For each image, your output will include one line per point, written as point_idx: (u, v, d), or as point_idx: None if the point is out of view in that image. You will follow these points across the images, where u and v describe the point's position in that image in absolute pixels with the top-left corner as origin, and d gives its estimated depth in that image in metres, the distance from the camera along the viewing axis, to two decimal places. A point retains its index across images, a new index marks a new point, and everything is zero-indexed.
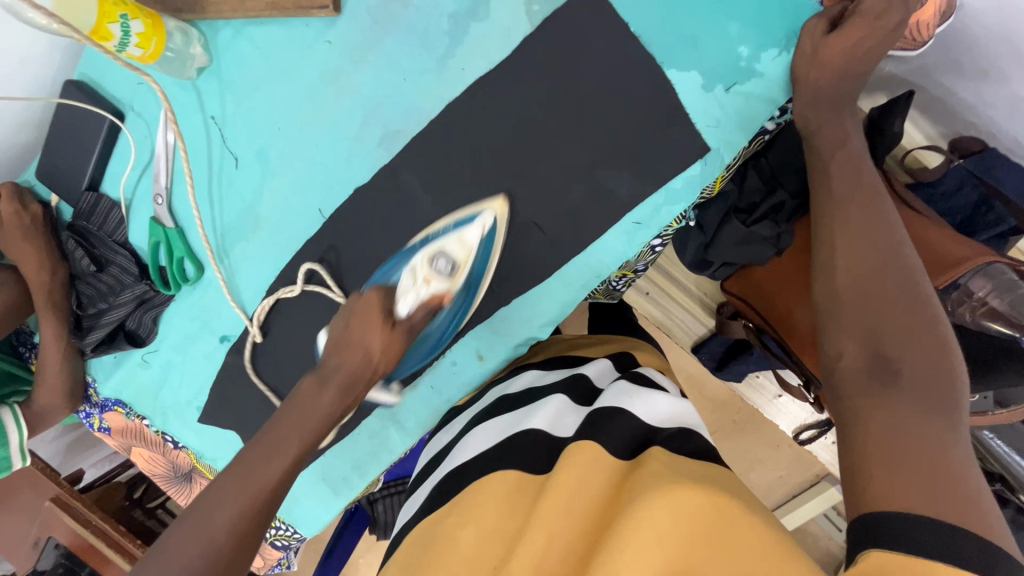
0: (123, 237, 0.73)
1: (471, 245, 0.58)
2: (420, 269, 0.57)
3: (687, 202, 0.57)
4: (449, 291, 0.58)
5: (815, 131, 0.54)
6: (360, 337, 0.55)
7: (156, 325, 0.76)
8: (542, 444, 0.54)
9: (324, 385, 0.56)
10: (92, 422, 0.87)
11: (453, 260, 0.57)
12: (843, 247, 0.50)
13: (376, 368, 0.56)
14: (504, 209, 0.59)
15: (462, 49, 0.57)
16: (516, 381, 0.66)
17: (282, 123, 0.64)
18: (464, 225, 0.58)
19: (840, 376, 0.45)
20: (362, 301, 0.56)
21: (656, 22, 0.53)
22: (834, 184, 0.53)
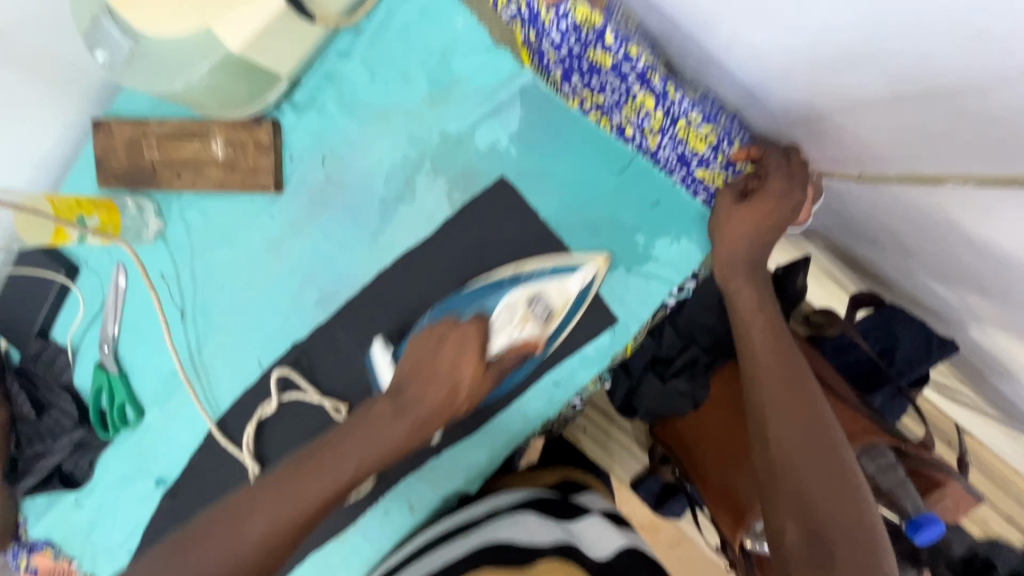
0: (68, 380, 0.75)
1: (569, 295, 0.56)
2: (517, 309, 0.54)
3: (601, 366, 0.60)
4: (540, 339, 0.56)
5: (732, 295, 0.53)
6: (448, 369, 0.52)
7: (92, 468, 0.76)
8: (509, 549, 0.54)
9: (398, 415, 0.52)
10: (19, 561, 0.84)
11: (550, 305, 0.55)
12: (770, 412, 0.47)
13: (459, 405, 0.54)
14: (605, 267, 0.56)
15: (391, 226, 0.62)
16: (478, 505, 0.65)
17: (227, 282, 0.68)
18: (565, 275, 0.56)
19: (781, 558, 0.42)
20: (455, 335, 0.53)
21: (562, 211, 0.58)
22: (756, 341, 0.51)
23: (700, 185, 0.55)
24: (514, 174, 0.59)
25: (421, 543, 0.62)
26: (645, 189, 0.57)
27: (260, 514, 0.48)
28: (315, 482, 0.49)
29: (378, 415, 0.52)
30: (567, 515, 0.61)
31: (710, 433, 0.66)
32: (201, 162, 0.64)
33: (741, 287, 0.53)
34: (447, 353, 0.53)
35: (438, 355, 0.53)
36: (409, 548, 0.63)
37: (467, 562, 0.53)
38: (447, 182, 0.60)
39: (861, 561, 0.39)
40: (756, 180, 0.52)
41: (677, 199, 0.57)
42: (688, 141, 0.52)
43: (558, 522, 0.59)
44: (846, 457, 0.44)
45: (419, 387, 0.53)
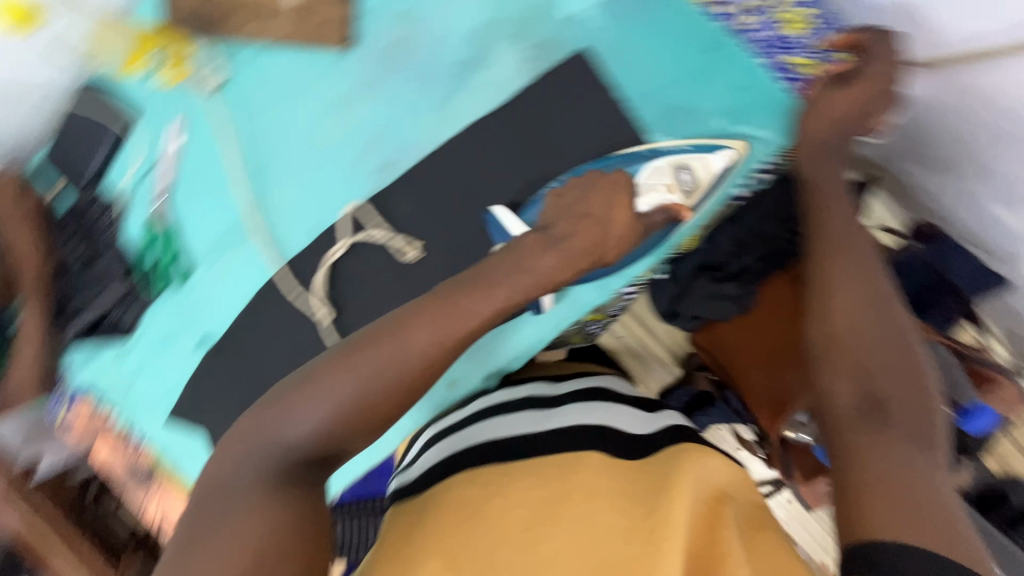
0: (118, 232, 0.76)
1: (714, 172, 0.56)
2: (665, 176, 0.56)
3: (661, 253, 0.60)
4: (685, 207, 0.57)
5: (812, 180, 0.54)
6: (602, 212, 0.55)
7: (138, 322, 0.78)
8: (559, 436, 0.56)
9: (548, 248, 0.55)
10: (56, 412, 0.86)
11: (694, 176, 0.56)
12: (835, 287, 0.48)
13: (609, 248, 0.56)
14: (745, 147, 0.56)
15: (462, 92, 0.61)
16: (519, 388, 0.67)
17: (286, 141, 0.68)
18: (707, 154, 0.56)
19: (830, 415, 0.45)
20: (603, 181, 0.56)
21: (643, 87, 0.57)
22: (829, 223, 0.52)
23: (790, 71, 0.55)
24: (596, 46, 0.57)
25: (460, 421, 0.63)
26: (730, 70, 0.55)
27: (251, 449, 0.47)
28: (418, 336, 0.50)
29: (527, 248, 0.55)
30: (603, 404, 0.63)
31: (756, 337, 0.68)
32: (271, 13, 0.66)
33: (822, 172, 0.54)
34: (602, 189, 0.56)
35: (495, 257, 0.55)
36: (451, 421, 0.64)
37: (527, 441, 0.56)
38: (526, 50, 0.59)
39: (911, 414, 0.43)
40: (858, 65, 0.54)
41: (762, 83, 0.55)
42: (786, 20, 0.55)
43: (598, 413, 0.61)
44: (906, 334, 0.47)
45: (430, 325, 0.50)
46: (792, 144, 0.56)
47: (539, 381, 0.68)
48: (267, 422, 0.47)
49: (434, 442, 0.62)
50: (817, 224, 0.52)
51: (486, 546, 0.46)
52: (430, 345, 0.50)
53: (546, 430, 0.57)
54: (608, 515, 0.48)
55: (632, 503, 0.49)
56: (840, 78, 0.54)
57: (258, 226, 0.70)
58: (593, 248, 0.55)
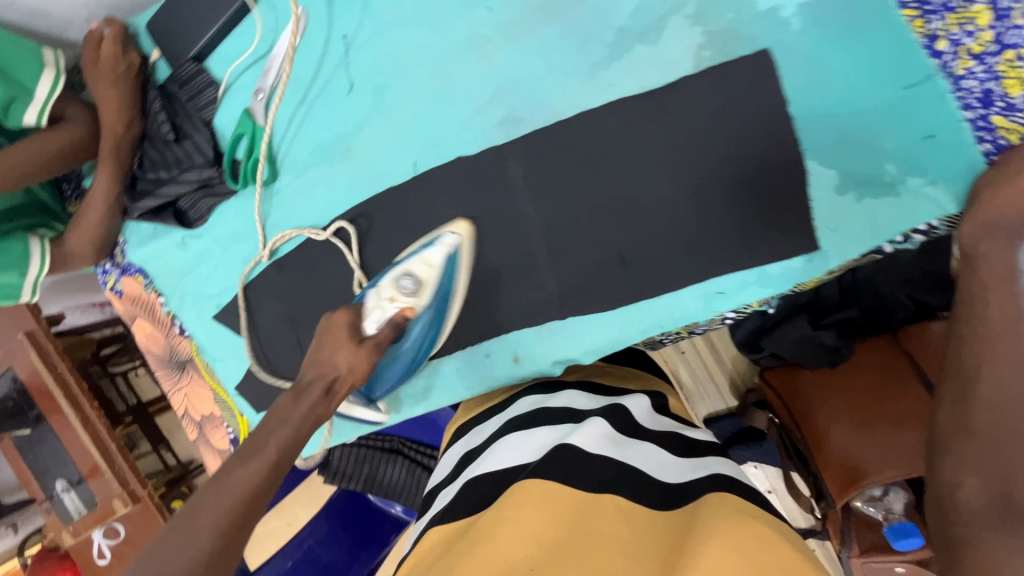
0: (209, 116, 0.72)
1: (435, 265, 0.63)
2: (386, 290, 0.63)
3: (777, 290, 0.57)
4: (414, 306, 0.63)
5: (981, 256, 0.49)
6: (329, 356, 0.62)
7: (209, 213, 0.75)
8: (575, 460, 0.55)
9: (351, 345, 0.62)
10: (107, 280, 0.86)
11: (417, 278, 0.63)
12: (987, 377, 0.47)
13: (351, 379, 0.63)
14: (466, 230, 0.63)
15: (618, 64, 0.56)
16: (555, 398, 0.68)
17: (412, 67, 0.63)
18: (426, 249, 0.63)
19: (956, 505, 0.46)
20: (330, 324, 0.63)
21: (819, 109, 0.52)
22: (992, 304, 0.48)
23: (991, 132, 0.48)
24: (783, 51, 0.52)
25: (507, 426, 0.65)
26: (924, 114, 0.50)
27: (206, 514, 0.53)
28: (271, 433, 0.59)
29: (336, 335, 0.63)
30: (633, 438, 0.61)
31: (827, 393, 0.67)
32: None
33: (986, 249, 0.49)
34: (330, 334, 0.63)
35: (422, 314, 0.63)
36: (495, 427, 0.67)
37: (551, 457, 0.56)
38: (703, 35, 0.53)
39: None
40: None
41: (956, 138, 0.49)
42: (1005, 78, 0.45)
43: (622, 448, 0.59)
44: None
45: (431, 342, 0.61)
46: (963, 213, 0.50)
47: (585, 394, 0.69)
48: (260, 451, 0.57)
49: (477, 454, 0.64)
50: (978, 304, 0.50)
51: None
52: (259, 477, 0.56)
53: (568, 448, 0.57)
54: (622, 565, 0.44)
55: (644, 557, 0.45)
56: None
57: (360, 149, 0.67)
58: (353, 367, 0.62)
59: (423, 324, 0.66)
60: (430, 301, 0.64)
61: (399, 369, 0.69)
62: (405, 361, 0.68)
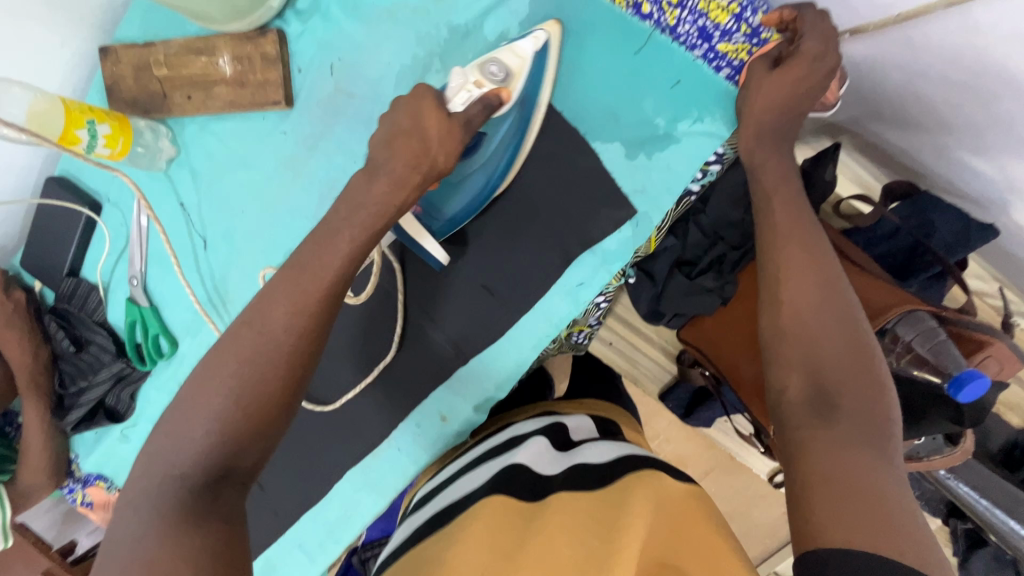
0: (102, 317, 0.77)
1: (526, 55, 0.52)
2: (470, 72, 0.51)
3: (623, 261, 0.59)
4: (504, 94, 0.52)
5: (759, 167, 0.52)
6: (412, 124, 0.49)
7: (134, 400, 0.79)
8: (525, 479, 0.56)
9: (373, 178, 0.50)
10: (75, 497, 0.88)
11: (506, 67, 0.52)
12: (788, 273, 0.46)
13: (434, 161, 0.50)
14: (558, 29, 0.54)
15: None
16: (501, 436, 0.69)
17: (245, 205, 0.68)
18: (514, 40, 0.53)
19: (783, 412, 0.43)
20: (407, 99, 0.50)
21: (576, 99, 0.57)
22: (776, 206, 0.49)
23: (723, 58, 0.53)
24: None
25: (450, 476, 0.64)
26: (660, 68, 0.55)
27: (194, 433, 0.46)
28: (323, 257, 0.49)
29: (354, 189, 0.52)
30: (573, 449, 0.62)
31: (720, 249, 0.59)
32: (210, 81, 0.64)
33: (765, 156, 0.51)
34: (409, 109, 0.49)
35: (423, 100, 0.49)
36: (445, 477, 0.64)
37: (504, 481, 0.55)
38: None
39: (862, 406, 0.40)
40: (793, 44, 0.49)
41: (697, 74, 0.55)
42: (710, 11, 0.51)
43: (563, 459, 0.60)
44: (856, 308, 0.44)
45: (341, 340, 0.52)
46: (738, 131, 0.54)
47: (524, 423, 0.69)
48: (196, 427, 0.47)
49: (419, 510, 0.61)
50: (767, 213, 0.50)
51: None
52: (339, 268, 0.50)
53: (516, 466, 0.58)
54: (573, 549, 0.45)
55: (590, 539, 0.46)
56: (780, 58, 0.50)
57: (238, 292, 0.70)
58: (410, 163, 0.49)
59: (500, 139, 0.56)
60: (518, 98, 0.54)
61: (472, 195, 0.59)
62: (466, 201, 0.60)
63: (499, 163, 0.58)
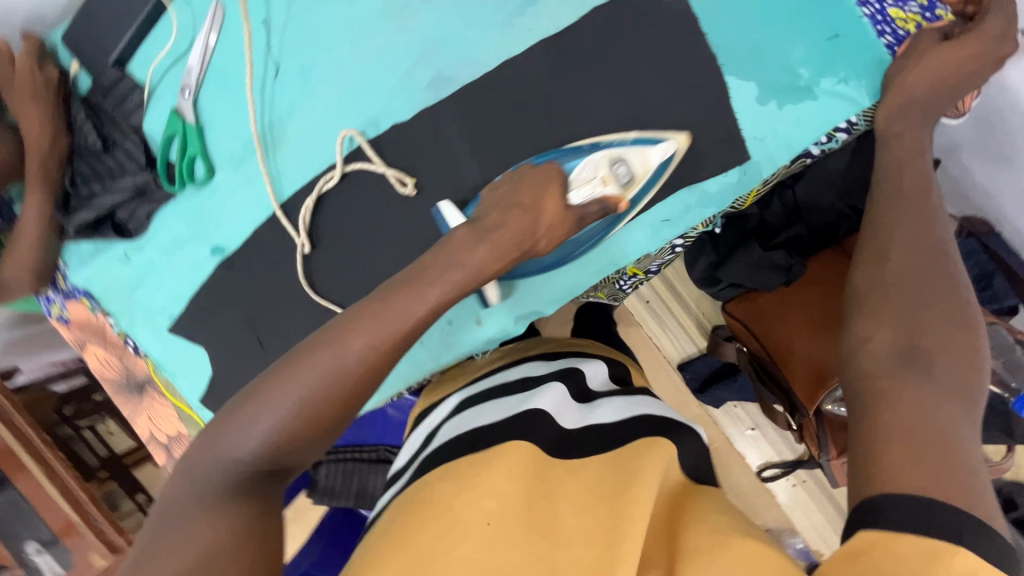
0: (137, 122, 0.70)
1: (650, 165, 0.57)
2: (601, 168, 0.57)
3: (719, 207, 0.58)
4: (620, 199, 0.58)
5: (892, 139, 0.53)
6: (532, 200, 0.57)
7: (148, 221, 0.73)
8: (543, 425, 0.59)
9: (480, 240, 0.56)
10: (52, 309, 0.82)
11: (631, 171, 0.57)
12: (897, 244, 0.50)
13: (538, 238, 0.58)
14: (688, 144, 0.56)
15: (534, 9, 0.58)
16: (513, 370, 0.70)
17: (331, 43, 0.63)
18: (647, 145, 0.56)
19: (868, 364, 0.47)
20: (537, 173, 0.58)
21: (724, 24, 0.54)
22: (903, 179, 0.52)
23: (890, 24, 0.52)
24: None
25: (466, 401, 0.67)
26: (822, 16, 0.53)
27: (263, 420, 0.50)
28: (408, 305, 0.54)
29: (459, 242, 0.56)
30: (586, 400, 0.67)
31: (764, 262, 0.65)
32: None
33: (900, 131, 0.53)
34: (530, 184, 0.57)
35: (550, 180, 0.57)
36: (453, 407, 0.68)
37: (518, 425, 0.58)
38: None
39: (949, 370, 0.45)
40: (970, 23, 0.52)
41: (859, 33, 0.52)
42: None
43: (578, 410, 0.64)
44: (959, 287, 0.48)
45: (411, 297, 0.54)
46: (877, 105, 0.53)
47: (538, 362, 0.71)
48: (283, 382, 0.51)
49: (431, 439, 0.66)
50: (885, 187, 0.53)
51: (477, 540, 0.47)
52: (423, 315, 0.54)
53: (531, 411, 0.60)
54: (575, 519, 0.52)
55: (601, 507, 0.53)
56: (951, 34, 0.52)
57: (292, 134, 0.66)
58: (520, 235, 0.56)
59: (586, 234, 0.61)
60: (628, 203, 0.58)
61: (544, 263, 0.63)
62: (542, 268, 0.63)
63: (583, 247, 0.62)
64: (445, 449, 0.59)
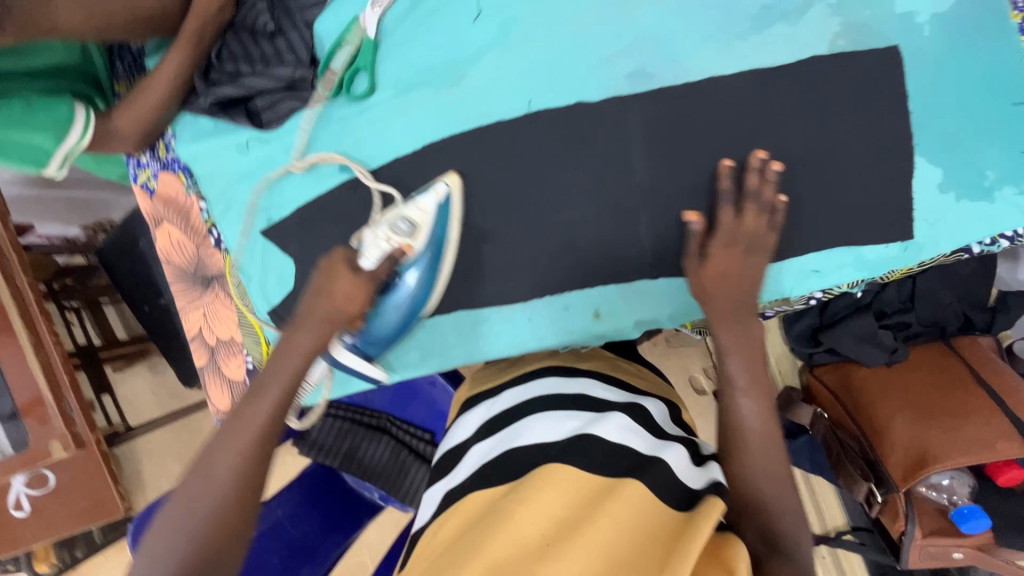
0: (311, 19, 0.70)
1: (429, 209, 0.64)
2: (382, 228, 0.63)
3: (872, 273, 0.61)
4: (409, 246, 0.63)
5: None
6: (325, 283, 0.61)
7: (286, 118, 0.71)
8: (599, 453, 0.62)
9: (312, 328, 0.62)
10: (138, 175, 0.78)
11: (411, 221, 0.63)
12: None
13: (360, 309, 0.63)
14: (457, 180, 0.65)
15: (757, 38, 0.59)
16: (573, 382, 0.73)
17: (543, 5, 0.63)
18: (420, 196, 0.64)
19: None
20: (335, 259, 0.63)
21: (934, 109, 0.57)
22: None
23: None
24: (910, 50, 0.57)
25: (533, 406, 0.70)
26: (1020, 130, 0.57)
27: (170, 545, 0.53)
28: (257, 407, 0.59)
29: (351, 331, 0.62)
30: (658, 434, 0.66)
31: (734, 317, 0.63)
32: None
33: None
34: (330, 261, 0.62)
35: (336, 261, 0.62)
36: (516, 406, 0.71)
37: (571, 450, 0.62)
38: (840, 25, 0.58)
39: None
40: None
41: None
42: None
43: (651, 444, 0.64)
44: None
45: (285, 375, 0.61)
46: None
47: (608, 386, 0.74)
48: (188, 500, 0.55)
49: (494, 431, 0.69)
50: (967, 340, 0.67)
51: (508, 549, 0.51)
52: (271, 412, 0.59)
53: (594, 440, 0.63)
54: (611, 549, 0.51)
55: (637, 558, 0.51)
56: None
57: (471, 79, 0.65)
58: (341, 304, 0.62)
59: (414, 281, 0.65)
60: (422, 245, 0.64)
61: (395, 322, 0.68)
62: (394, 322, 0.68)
63: (420, 293, 0.66)
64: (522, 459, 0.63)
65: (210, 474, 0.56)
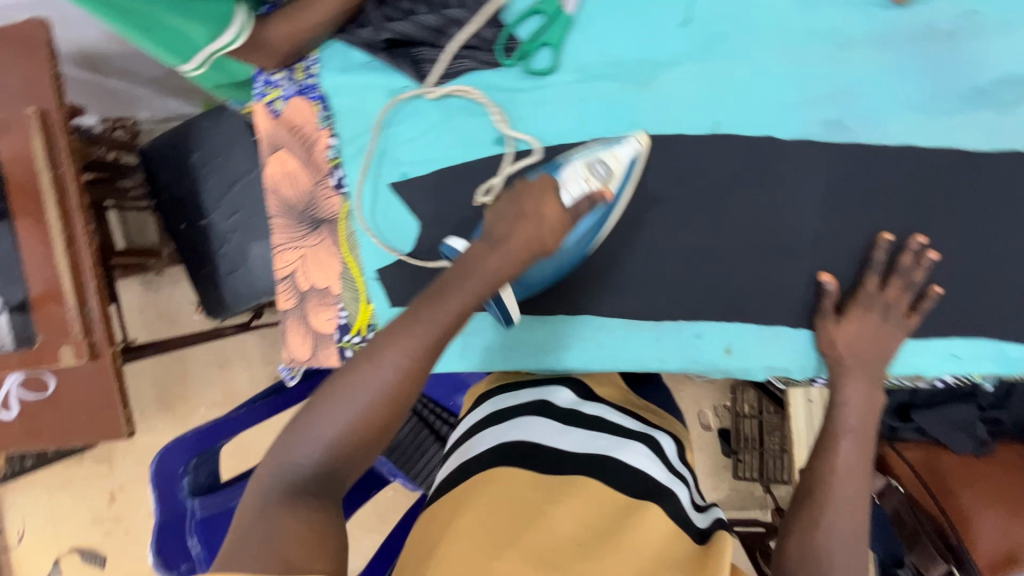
0: None
1: (623, 161, 0.59)
2: (580, 169, 0.58)
3: (1010, 370, 0.61)
4: (609, 191, 0.57)
5: None
6: (533, 210, 0.53)
7: (451, 74, 0.66)
8: (616, 473, 0.55)
9: (491, 254, 0.52)
10: (265, 93, 0.70)
11: (609, 167, 0.58)
12: None
13: (546, 246, 0.54)
14: (649, 142, 0.61)
15: (962, 119, 0.59)
16: (592, 401, 0.65)
17: (759, 30, 0.62)
18: (615, 146, 0.60)
19: None
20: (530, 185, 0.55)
21: None
22: None
23: None
24: None
25: (549, 410, 0.62)
26: None
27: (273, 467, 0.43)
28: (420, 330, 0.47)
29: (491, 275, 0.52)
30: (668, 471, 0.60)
31: (867, 372, 0.59)
32: None
33: None
34: (530, 194, 0.54)
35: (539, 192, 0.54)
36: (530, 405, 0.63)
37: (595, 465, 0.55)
38: None
39: None
40: None
41: None
42: None
43: (665, 475, 0.58)
44: None
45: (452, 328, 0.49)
46: None
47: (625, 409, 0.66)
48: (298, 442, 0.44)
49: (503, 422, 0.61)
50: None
51: (540, 547, 0.45)
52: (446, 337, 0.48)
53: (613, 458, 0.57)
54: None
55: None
56: None
57: (662, 84, 0.63)
58: (528, 244, 0.53)
59: (586, 231, 0.60)
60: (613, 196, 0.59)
61: (548, 272, 0.62)
62: (551, 274, 0.62)
63: (582, 248, 0.62)
64: (528, 455, 0.55)
65: (331, 408, 0.45)
